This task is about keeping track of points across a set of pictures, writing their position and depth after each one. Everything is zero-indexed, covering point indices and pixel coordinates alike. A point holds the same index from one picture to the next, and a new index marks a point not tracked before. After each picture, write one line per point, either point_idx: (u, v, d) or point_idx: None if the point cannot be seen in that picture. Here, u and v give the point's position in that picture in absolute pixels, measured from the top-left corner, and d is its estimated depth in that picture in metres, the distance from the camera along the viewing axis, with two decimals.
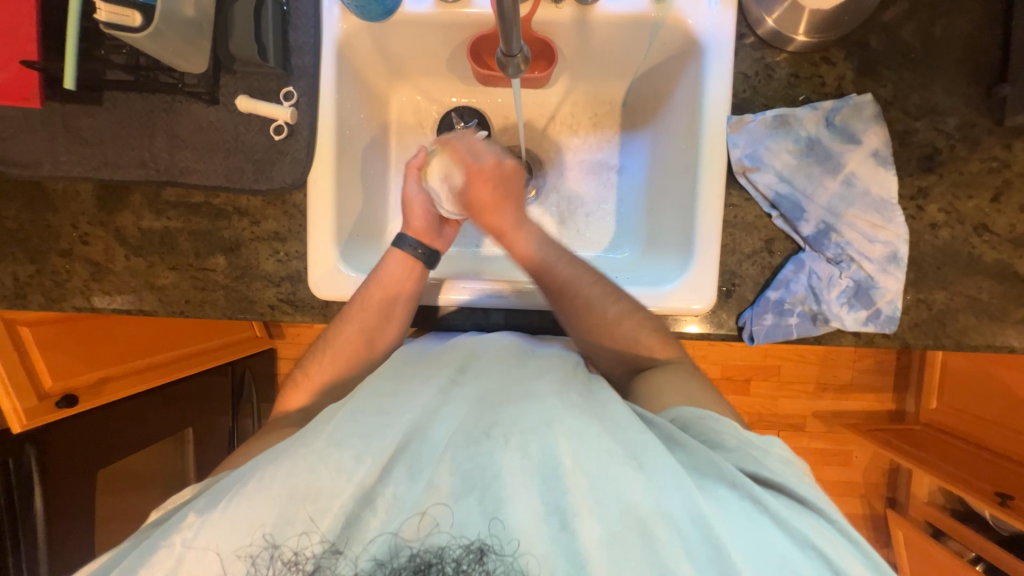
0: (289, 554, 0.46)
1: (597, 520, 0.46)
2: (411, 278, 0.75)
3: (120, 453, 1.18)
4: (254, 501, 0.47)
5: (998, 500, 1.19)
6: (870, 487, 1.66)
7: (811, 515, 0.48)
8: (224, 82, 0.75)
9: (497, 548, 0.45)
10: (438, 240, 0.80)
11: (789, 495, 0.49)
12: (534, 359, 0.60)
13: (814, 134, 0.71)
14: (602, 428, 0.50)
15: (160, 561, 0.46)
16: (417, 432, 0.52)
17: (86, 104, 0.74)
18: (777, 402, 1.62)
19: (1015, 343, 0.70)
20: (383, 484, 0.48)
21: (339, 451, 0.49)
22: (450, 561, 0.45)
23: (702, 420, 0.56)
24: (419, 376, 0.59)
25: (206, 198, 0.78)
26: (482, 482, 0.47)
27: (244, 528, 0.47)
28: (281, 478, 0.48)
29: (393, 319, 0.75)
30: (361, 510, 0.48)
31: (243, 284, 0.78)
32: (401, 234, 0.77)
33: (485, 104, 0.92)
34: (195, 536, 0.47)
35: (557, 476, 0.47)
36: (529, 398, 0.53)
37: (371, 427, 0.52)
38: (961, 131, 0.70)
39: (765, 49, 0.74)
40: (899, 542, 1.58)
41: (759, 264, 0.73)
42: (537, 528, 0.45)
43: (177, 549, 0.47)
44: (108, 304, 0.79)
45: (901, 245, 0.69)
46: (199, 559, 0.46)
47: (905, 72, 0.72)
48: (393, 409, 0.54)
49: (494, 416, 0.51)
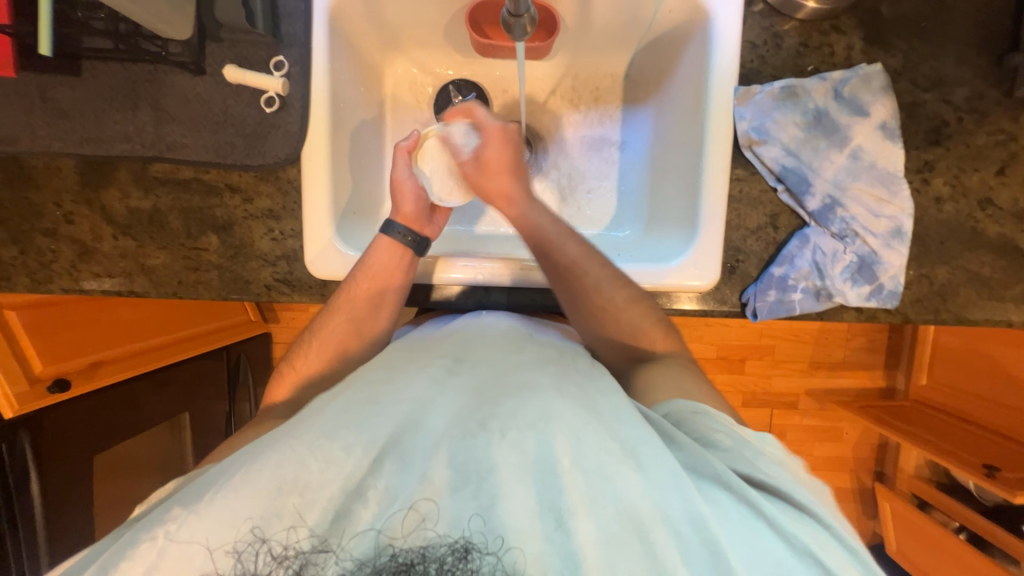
0: (279, 548, 0.45)
1: (594, 522, 0.45)
2: (401, 267, 0.73)
3: (116, 438, 1.16)
4: (241, 493, 0.46)
5: (985, 472, 1.22)
6: (860, 461, 1.71)
7: (807, 520, 0.47)
8: (211, 51, 0.72)
9: (481, 545, 0.44)
10: (428, 227, 0.76)
11: (786, 500, 0.48)
12: (532, 352, 0.60)
13: (822, 106, 0.70)
14: (601, 425, 0.49)
15: (139, 556, 0.45)
16: (411, 424, 0.51)
17: (63, 74, 0.71)
18: (771, 380, 1.64)
19: (1013, 317, 0.70)
20: (374, 477, 0.48)
21: (329, 442, 0.48)
22: (433, 561, 0.44)
23: (694, 416, 0.56)
24: (411, 366, 0.58)
25: (195, 174, 0.75)
26: (477, 475, 0.47)
27: (228, 521, 0.45)
28: (271, 468, 0.47)
29: (383, 310, 0.73)
30: (351, 503, 0.47)
31: (237, 264, 0.76)
32: (389, 219, 0.72)
33: (483, 77, 0.89)
34: (178, 529, 0.46)
35: (554, 474, 0.46)
36: (525, 390, 0.53)
37: (362, 417, 0.51)
38: (969, 102, 0.69)
39: (774, 17, 0.72)
40: (886, 515, 1.63)
41: (764, 240, 0.73)
42: (533, 527, 0.45)
43: (159, 542, 0.45)
44: (97, 286, 0.77)
45: (906, 220, 0.68)
46: (181, 553, 0.45)
47: (915, 41, 0.70)
48: (384, 398, 0.53)
49: (490, 409, 0.51)
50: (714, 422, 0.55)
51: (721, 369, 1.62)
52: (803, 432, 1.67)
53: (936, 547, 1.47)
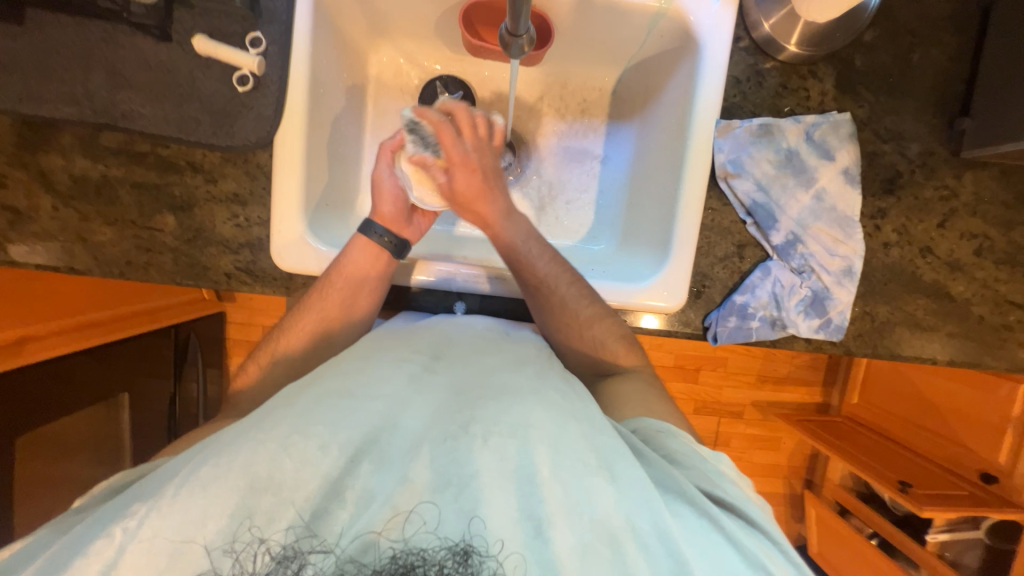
0: (278, 548, 0.42)
1: (572, 531, 0.44)
2: (377, 267, 0.70)
3: (46, 418, 1.08)
4: (209, 490, 0.43)
5: (900, 486, 1.34)
6: (793, 469, 1.84)
7: (758, 537, 0.50)
8: (179, 17, 0.66)
9: (482, 549, 0.42)
10: (408, 230, 0.74)
11: (738, 515, 0.51)
12: (507, 356, 0.61)
13: (794, 146, 0.73)
14: (577, 434, 0.50)
15: (94, 554, 0.41)
16: (387, 424, 0.50)
17: (3, 22, 0.63)
18: (722, 391, 1.73)
19: (938, 356, 0.77)
20: (351, 477, 0.46)
21: (304, 439, 0.47)
22: (433, 565, 0.41)
23: (658, 435, 0.59)
24: (387, 362, 0.57)
25: (153, 148, 0.69)
26: (458, 480, 0.45)
27: (199, 518, 0.42)
28: (240, 465, 0.45)
29: (355, 310, 0.70)
30: (328, 503, 0.45)
31: (195, 248, 0.71)
32: (368, 220, 0.70)
33: (472, 76, 0.87)
34: (139, 525, 0.42)
35: (535, 483, 0.45)
36: (505, 395, 0.52)
37: (338, 414, 0.49)
38: (921, 157, 0.75)
39: (758, 55, 0.74)
40: (811, 519, 1.77)
41: (729, 268, 0.76)
42: (513, 534, 0.43)
43: (118, 539, 0.41)
44: (30, 258, 0.70)
45: (856, 260, 0.73)
46: (147, 550, 0.41)
47: (881, 95, 0.75)
48: (360, 393, 0.51)
49: (471, 413, 0.50)
50: (678, 441, 0.58)
51: (677, 377, 1.69)
52: (745, 441, 1.78)
53: (851, 550, 1.62)
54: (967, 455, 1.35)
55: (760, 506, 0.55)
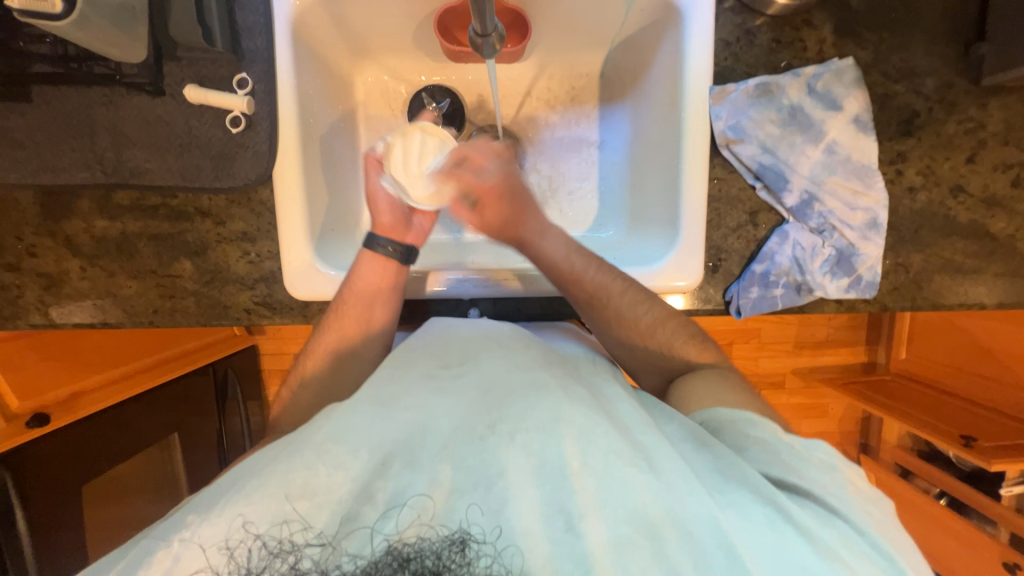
0: (275, 543, 0.43)
1: (605, 524, 0.43)
2: (388, 278, 0.71)
3: (104, 465, 1.13)
4: (252, 497, 0.45)
5: (963, 441, 1.28)
6: (845, 435, 1.75)
7: (838, 525, 0.45)
8: (169, 70, 0.69)
9: (480, 537, 0.43)
10: (410, 235, 0.73)
11: (821, 504, 0.47)
12: (535, 351, 0.59)
13: (797, 102, 0.70)
14: (613, 427, 0.47)
15: (155, 564, 0.42)
16: (418, 429, 0.49)
17: (13, 103, 0.67)
18: (758, 362, 1.67)
19: (986, 300, 0.72)
20: (382, 479, 0.46)
21: (337, 445, 0.47)
22: (429, 555, 0.42)
23: (731, 423, 0.56)
24: (416, 364, 0.56)
25: (162, 199, 0.72)
26: (486, 480, 0.45)
27: (230, 522, 0.43)
28: (279, 475, 0.46)
29: (374, 325, 0.70)
30: (359, 505, 0.45)
31: (214, 289, 0.74)
32: (369, 233, 0.71)
33: (457, 82, 0.87)
34: (193, 533, 0.43)
35: (564, 476, 0.45)
36: (533, 391, 0.50)
37: (369, 420, 0.49)
38: (939, 92, 0.70)
39: (745, 13, 0.71)
40: (872, 486, 1.69)
41: (744, 238, 0.73)
42: (539, 529, 0.43)
43: (174, 550, 0.43)
44: (68, 318, 0.74)
45: (881, 211, 0.69)
46: (192, 559, 0.42)
47: (885, 33, 0.70)
48: (394, 404, 0.50)
49: (499, 411, 0.49)
50: (758, 429, 0.54)
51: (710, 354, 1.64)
52: (790, 411, 1.70)
53: (921, 514, 1.53)
54: None
55: (859, 499, 0.49)
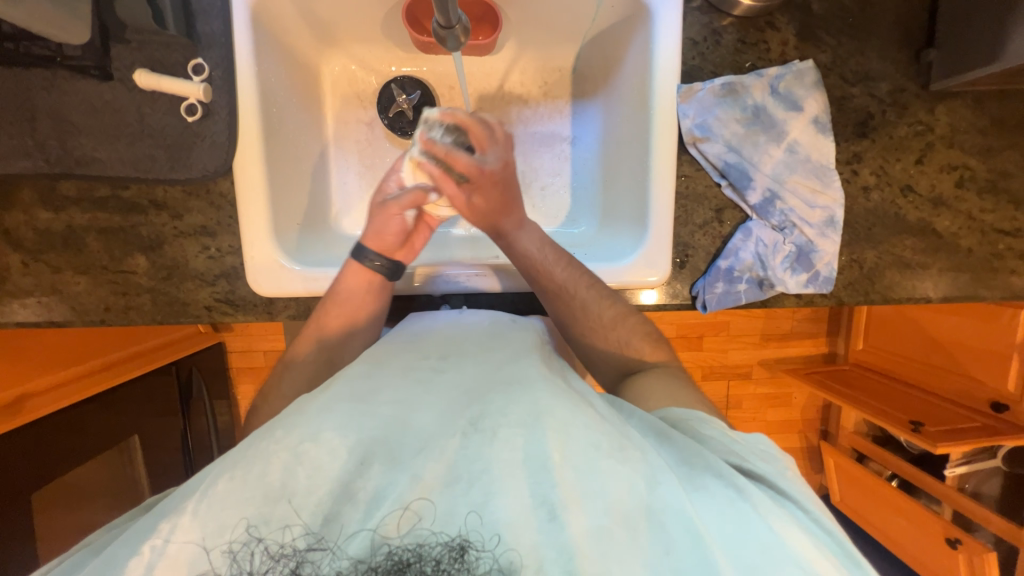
0: (276, 547, 0.41)
1: (586, 513, 0.42)
2: (372, 292, 0.68)
3: (58, 470, 1.08)
4: (225, 503, 0.43)
5: (911, 426, 1.37)
6: (807, 422, 1.83)
7: (790, 507, 0.48)
8: (117, 53, 0.65)
9: (479, 543, 0.41)
10: (402, 253, 0.70)
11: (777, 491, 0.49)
12: (514, 348, 0.60)
13: (761, 102, 0.72)
14: (591, 418, 0.48)
15: (134, 563, 0.41)
16: (398, 426, 0.48)
17: None
18: (727, 354, 1.72)
19: (931, 294, 0.76)
20: (361, 479, 0.44)
21: (314, 446, 0.45)
22: (429, 560, 0.40)
23: (687, 421, 0.56)
24: (396, 363, 0.57)
25: (113, 191, 0.69)
26: (469, 474, 0.44)
27: (217, 526, 0.42)
28: (254, 477, 0.44)
29: (355, 336, 0.68)
30: (340, 505, 0.43)
31: (172, 286, 0.70)
32: (358, 245, 0.67)
33: (428, 73, 0.85)
34: (175, 530, 0.42)
35: (546, 467, 0.44)
36: (518, 386, 0.51)
37: (347, 415, 0.48)
38: (892, 95, 0.74)
39: (713, 13, 0.73)
40: (831, 470, 1.77)
41: (711, 235, 0.75)
42: (525, 520, 0.42)
43: (147, 558, 0.41)
44: (9, 317, 0.69)
45: (838, 209, 0.72)
46: (179, 555, 0.41)
47: (843, 37, 0.73)
48: (370, 399, 0.50)
49: (480, 407, 0.49)
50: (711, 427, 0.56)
51: (681, 347, 1.68)
52: (756, 401, 1.77)
53: (875, 495, 1.62)
54: (973, 386, 1.37)
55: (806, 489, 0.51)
